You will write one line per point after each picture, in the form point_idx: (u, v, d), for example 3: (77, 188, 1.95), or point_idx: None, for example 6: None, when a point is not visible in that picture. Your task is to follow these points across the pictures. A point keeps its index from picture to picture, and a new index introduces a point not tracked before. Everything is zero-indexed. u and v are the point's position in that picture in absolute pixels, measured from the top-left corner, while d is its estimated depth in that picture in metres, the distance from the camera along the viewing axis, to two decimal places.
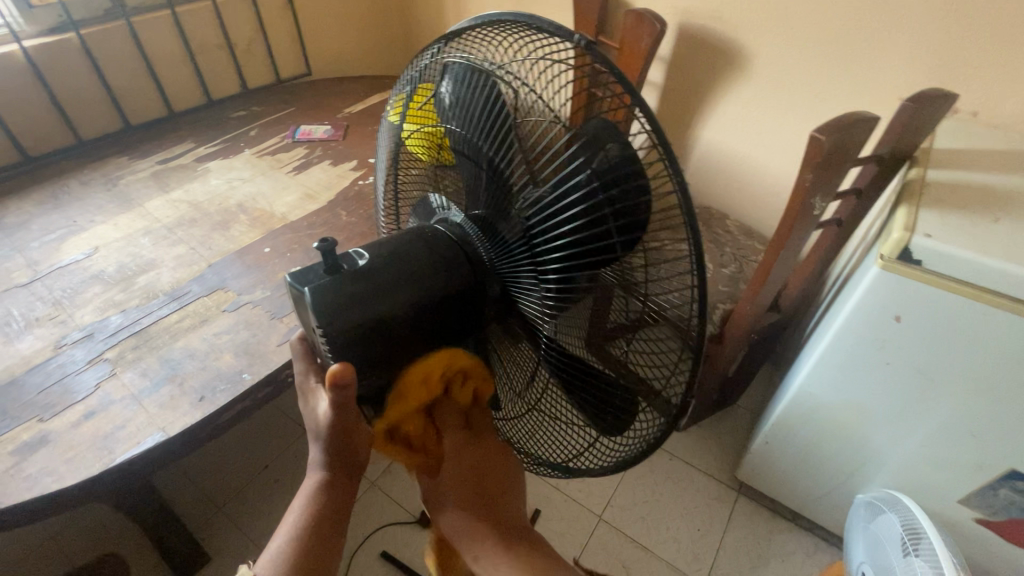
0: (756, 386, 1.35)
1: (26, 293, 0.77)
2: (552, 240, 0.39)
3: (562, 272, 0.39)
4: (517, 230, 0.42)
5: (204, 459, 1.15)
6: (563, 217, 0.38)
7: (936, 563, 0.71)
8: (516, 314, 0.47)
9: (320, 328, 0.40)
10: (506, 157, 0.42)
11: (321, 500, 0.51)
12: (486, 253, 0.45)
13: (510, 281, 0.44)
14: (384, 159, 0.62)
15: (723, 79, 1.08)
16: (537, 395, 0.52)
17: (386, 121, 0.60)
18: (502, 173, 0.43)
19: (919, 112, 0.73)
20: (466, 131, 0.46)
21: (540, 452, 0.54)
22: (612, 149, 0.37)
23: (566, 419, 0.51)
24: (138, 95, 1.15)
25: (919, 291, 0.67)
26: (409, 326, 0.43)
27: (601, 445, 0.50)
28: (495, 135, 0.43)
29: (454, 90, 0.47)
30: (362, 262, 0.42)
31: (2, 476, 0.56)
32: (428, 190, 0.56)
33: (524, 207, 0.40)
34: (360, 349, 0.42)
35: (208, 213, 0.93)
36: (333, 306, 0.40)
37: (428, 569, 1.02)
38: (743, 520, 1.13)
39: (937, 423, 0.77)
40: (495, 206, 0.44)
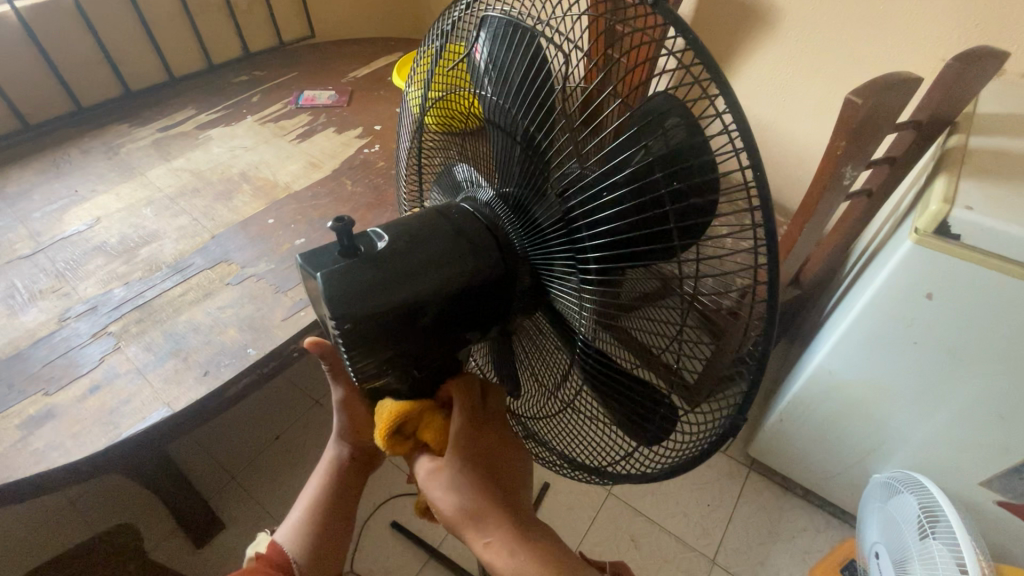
0: (772, 361, 1.33)
1: (29, 265, 0.76)
2: (596, 226, 0.36)
3: (604, 261, 0.37)
4: (554, 213, 0.39)
5: (216, 430, 1.16)
6: (609, 200, 0.35)
7: (954, 546, 0.69)
8: (552, 305, 0.44)
9: (332, 318, 0.37)
10: (545, 134, 0.38)
11: (333, 480, 0.53)
12: (518, 239, 0.42)
13: (544, 269, 0.42)
14: (407, 129, 0.58)
15: (749, 40, 1.01)
16: (569, 392, 0.47)
17: (412, 87, 0.56)
18: (540, 152, 0.39)
19: (965, 73, 0.67)
20: (498, 98, 0.42)
21: (571, 452, 0.50)
22: (674, 128, 0.32)
23: (600, 420, 0.47)
24: (137, 59, 1.11)
25: (954, 266, 0.63)
26: (432, 316, 0.40)
27: (641, 454, 0.44)
28: (534, 107, 0.39)
29: (491, 50, 0.42)
30: (381, 244, 0.39)
31: (9, 450, 0.56)
32: (452, 161, 0.52)
33: (565, 189, 0.37)
34: (382, 339, 0.39)
35: (210, 182, 0.90)
36: (350, 296, 0.37)
37: (437, 539, 1.04)
38: (754, 496, 1.12)
39: (965, 405, 0.74)
40: (529, 186, 0.41)
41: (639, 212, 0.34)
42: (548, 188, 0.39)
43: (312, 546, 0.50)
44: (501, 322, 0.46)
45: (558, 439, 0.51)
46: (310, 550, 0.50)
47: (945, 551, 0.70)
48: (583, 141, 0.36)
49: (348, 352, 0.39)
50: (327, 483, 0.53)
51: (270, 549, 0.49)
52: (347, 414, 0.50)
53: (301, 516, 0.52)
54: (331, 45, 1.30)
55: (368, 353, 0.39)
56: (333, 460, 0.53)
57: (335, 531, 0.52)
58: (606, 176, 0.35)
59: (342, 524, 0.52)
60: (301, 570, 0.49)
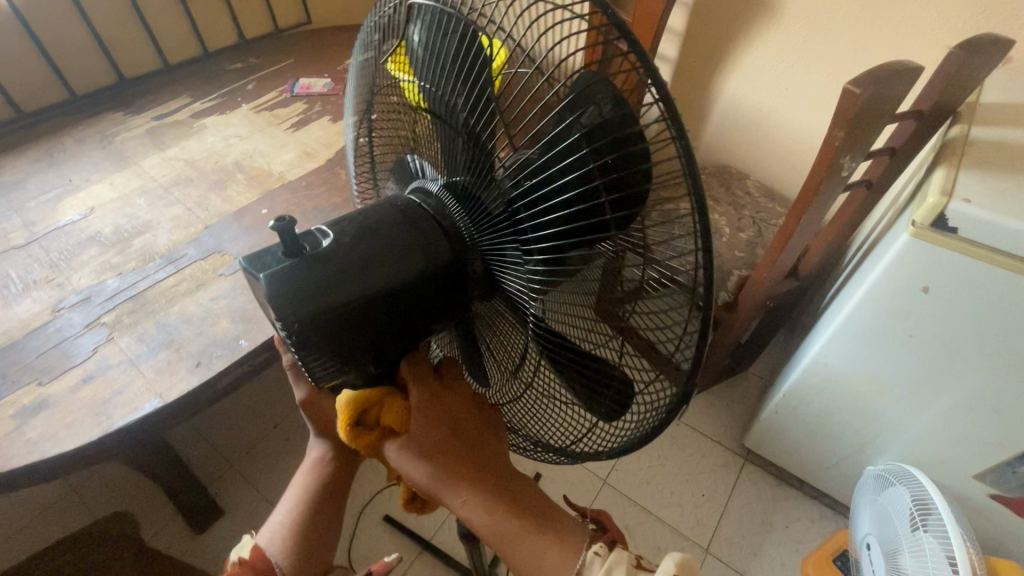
0: (769, 352, 1.32)
1: (24, 255, 0.76)
2: (540, 217, 0.35)
3: (546, 249, 0.36)
4: (500, 202, 0.38)
5: (215, 418, 1.17)
6: (550, 189, 0.34)
7: (944, 538, 0.69)
8: (505, 295, 0.43)
9: (280, 320, 0.36)
10: (484, 119, 0.38)
11: (311, 483, 0.53)
12: (465, 228, 0.41)
13: (494, 257, 0.41)
14: (352, 120, 0.57)
15: (750, 27, 0.99)
16: (529, 376, 0.48)
17: (353, 75, 0.55)
18: (482, 137, 0.39)
19: (969, 62, 0.66)
20: (438, 88, 0.41)
21: (536, 435, 0.51)
22: (603, 104, 0.32)
23: (560, 401, 0.47)
24: (130, 47, 1.10)
25: (951, 260, 0.62)
26: (382, 310, 0.39)
27: (600, 430, 0.46)
28: (473, 96, 0.39)
29: (426, 38, 0.41)
30: (326, 243, 0.38)
31: (4, 440, 0.57)
32: (402, 151, 0.52)
33: (509, 176, 0.37)
34: (331, 336, 0.38)
35: (205, 172, 0.90)
36: (296, 295, 0.36)
37: (433, 528, 1.05)
38: (748, 487, 1.13)
39: (958, 400, 0.74)
40: (474, 175, 0.40)
41: (578, 196, 0.33)
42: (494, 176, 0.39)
43: (292, 541, 0.51)
44: (456, 311, 0.45)
45: (521, 420, 0.52)
46: (289, 545, 0.51)
47: (936, 544, 0.70)
48: (523, 122, 0.36)
49: (300, 351, 0.39)
50: (305, 488, 0.53)
51: (251, 553, 0.49)
52: (314, 414, 0.50)
53: (282, 523, 0.52)
54: (328, 31, 1.29)
55: (323, 350, 0.39)
56: (310, 466, 0.54)
57: (315, 537, 0.52)
58: (545, 159, 0.34)
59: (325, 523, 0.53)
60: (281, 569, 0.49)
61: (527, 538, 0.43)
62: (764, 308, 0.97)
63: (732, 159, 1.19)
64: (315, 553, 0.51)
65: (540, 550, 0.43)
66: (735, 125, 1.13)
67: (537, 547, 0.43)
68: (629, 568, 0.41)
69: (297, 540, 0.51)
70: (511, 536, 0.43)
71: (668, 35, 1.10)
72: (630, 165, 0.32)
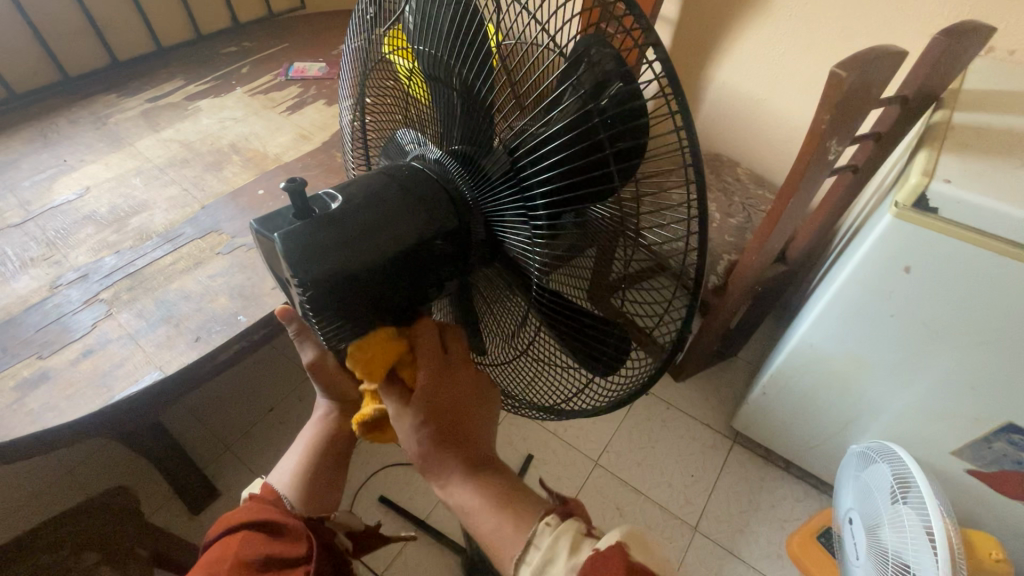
0: (758, 338, 1.35)
1: (19, 233, 0.76)
2: (541, 170, 0.36)
3: (552, 204, 0.37)
4: (501, 165, 0.39)
5: (210, 401, 1.18)
6: (548, 146, 0.35)
7: (922, 510, 0.72)
8: (506, 258, 0.44)
9: (294, 278, 0.37)
10: (484, 79, 0.39)
11: (321, 435, 0.55)
12: (470, 193, 0.42)
13: (496, 220, 0.42)
14: (348, 101, 0.58)
15: (742, 15, 1.01)
16: (527, 341, 0.49)
17: (349, 53, 0.56)
18: (484, 102, 0.39)
19: (952, 47, 0.68)
20: (438, 52, 0.42)
21: (531, 397, 0.52)
22: (606, 62, 0.33)
23: (556, 362, 0.49)
24: (123, 28, 1.10)
25: (931, 241, 0.65)
26: (390, 273, 0.40)
27: (596, 386, 0.49)
28: (473, 58, 0.39)
29: (425, 6, 0.41)
30: (334, 205, 0.39)
31: (5, 411, 0.57)
32: (399, 127, 0.53)
33: (511, 139, 0.38)
34: (341, 297, 0.39)
35: (200, 153, 0.90)
36: (309, 255, 0.37)
37: (427, 508, 1.07)
38: (737, 467, 1.16)
39: (936, 377, 0.77)
40: (476, 140, 0.41)
41: (580, 158, 0.34)
42: (497, 140, 0.40)
43: (303, 482, 0.52)
44: (461, 276, 0.46)
45: (517, 384, 0.53)
46: (301, 485, 0.52)
47: (915, 516, 0.73)
48: (524, 87, 0.36)
49: (312, 314, 0.40)
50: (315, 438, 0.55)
51: (262, 489, 0.51)
52: (319, 375, 0.51)
53: (291, 469, 0.54)
54: (322, 16, 1.28)
55: (334, 313, 0.39)
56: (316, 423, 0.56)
57: (322, 485, 0.53)
58: (545, 122, 0.35)
59: (332, 470, 0.55)
60: (292, 507, 0.51)
61: (486, 515, 0.43)
62: (753, 291, 0.99)
63: (723, 146, 1.20)
64: (322, 496, 0.53)
65: (496, 531, 0.43)
66: (727, 113, 1.15)
67: (496, 523, 0.43)
68: (576, 536, 0.39)
69: (305, 483, 0.52)
70: (474, 513, 0.44)
71: (662, 22, 1.11)
72: (632, 125, 0.33)
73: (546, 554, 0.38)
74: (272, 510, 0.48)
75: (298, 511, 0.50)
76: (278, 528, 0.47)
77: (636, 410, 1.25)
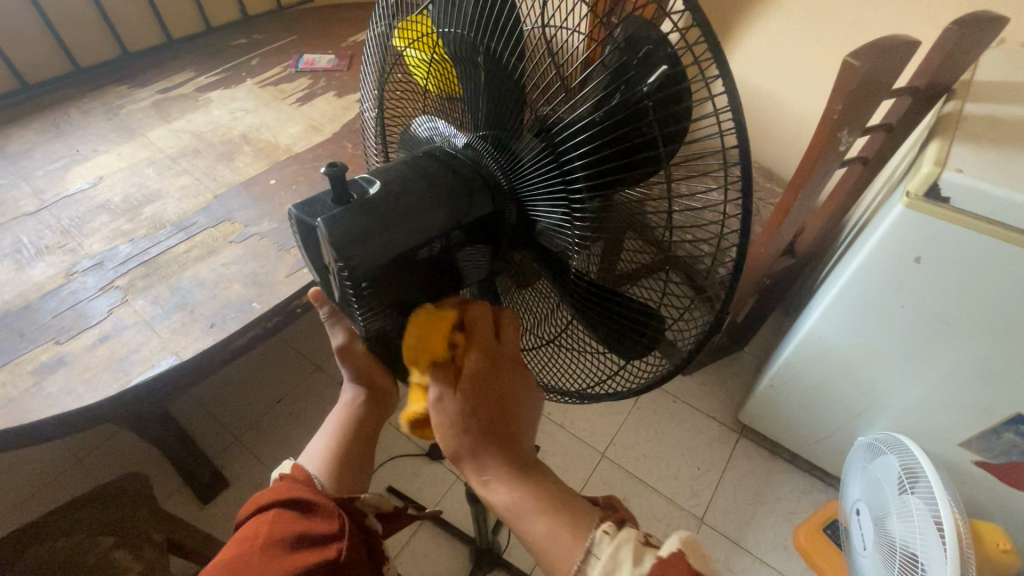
0: (765, 332, 1.35)
1: (34, 221, 0.77)
2: (580, 152, 0.36)
3: (592, 183, 0.37)
4: (537, 147, 0.39)
5: (218, 392, 1.18)
6: (586, 127, 0.35)
7: (930, 500, 0.72)
8: (537, 243, 0.44)
9: (337, 263, 0.37)
10: (518, 59, 0.39)
11: (348, 418, 0.55)
12: (503, 175, 0.42)
13: (529, 202, 0.42)
14: (369, 89, 0.57)
15: (752, 8, 1.01)
16: (558, 328, 0.51)
17: (371, 42, 0.55)
18: (517, 82, 0.40)
19: (965, 37, 0.68)
20: (468, 34, 0.42)
21: (557, 382, 0.53)
22: (654, 42, 0.32)
23: (585, 349, 0.50)
24: (134, 20, 1.10)
25: (941, 229, 0.65)
26: (421, 259, 0.40)
27: (626, 373, 0.49)
28: (506, 36, 0.40)
29: None
30: (373, 190, 0.39)
31: (24, 395, 0.58)
32: (419, 116, 0.52)
33: (549, 121, 0.38)
34: (381, 280, 0.38)
35: (211, 144, 0.91)
36: (353, 240, 0.36)
37: (434, 500, 1.07)
38: (743, 460, 1.16)
39: (949, 367, 0.77)
40: (506, 119, 0.41)
41: (621, 137, 0.35)
42: (527, 121, 0.40)
43: (336, 465, 0.53)
44: (492, 258, 0.46)
45: (543, 369, 0.54)
46: (335, 468, 0.53)
47: (923, 506, 0.73)
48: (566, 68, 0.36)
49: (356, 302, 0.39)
50: (343, 425, 0.55)
51: (293, 470, 0.50)
52: (348, 361, 0.51)
53: (322, 451, 0.54)
54: (331, 9, 1.28)
55: (368, 301, 0.39)
56: (344, 407, 0.56)
57: (352, 471, 0.54)
58: (585, 104, 0.35)
59: (363, 450, 0.55)
60: (324, 489, 0.51)
61: (535, 516, 0.42)
62: (761, 284, 0.99)
63: None
64: (352, 477, 0.53)
65: (549, 535, 0.41)
66: None
67: (549, 527, 0.41)
68: (637, 546, 0.37)
69: (336, 466, 0.53)
70: (523, 512, 0.42)
71: None
72: (676, 100, 0.33)
73: (608, 562, 0.37)
74: (304, 491, 0.48)
75: (330, 492, 0.51)
76: (307, 506, 0.47)
77: (642, 403, 1.25)
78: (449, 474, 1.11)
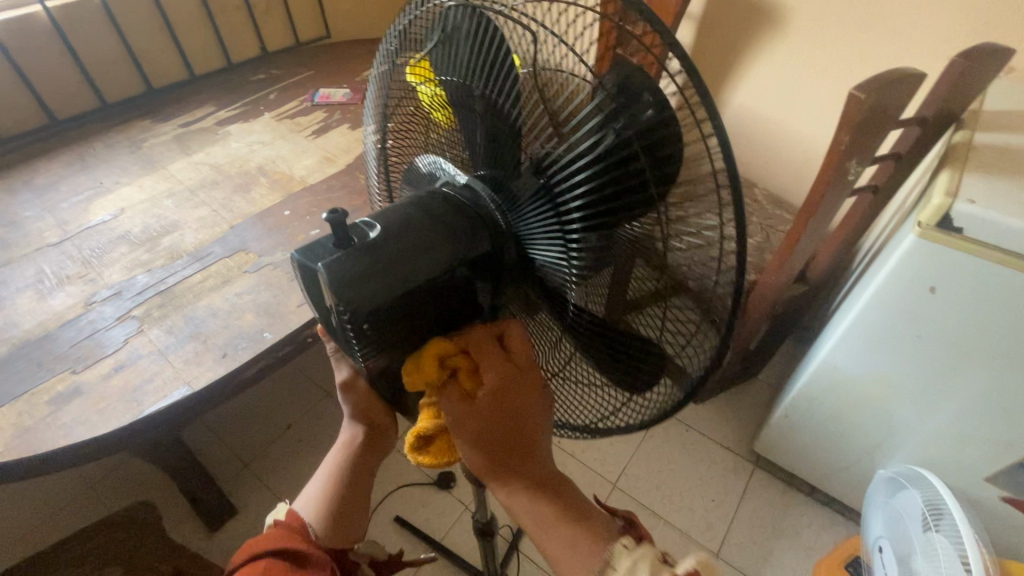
0: (778, 359, 1.33)
1: (57, 252, 0.79)
2: (575, 191, 0.37)
3: (587, 220, 0.37)
4: (531, 185, 0.40)
5: (229, 419, 1.19)
6: (579, 165, 0.36)
7: (956, 538, 0.70)
8: (537, 281, 0.45)
9: (337, 306, 0.37)
10: (512, 100, 0.40)
11: (344, 461, 0.55)
12: (501, 214, 0.43)
13: (528, 240, 0.42)
14: (373, 129, 0.59)
15: (758, 40, 1.02)
16: (561, 363, 0.51)
17: (372, 89, 0.57)
18: (514, 123, 0.41)
19: (971, 69, 0.68)
20: (465, 78, 0.43)
21: (563, 417, 0.53)
22: (643, 91, 0.33)
23: (589, 383, 0.50)
24: (159, 58, 1.15)
25: (952, 258, 0.64)
26: (416, 300, 0.39)
27: (632, 405, 0.48)
28: (500, 79, 0.41)
29: (445, 34, 0.43)
30: (373, 234, 0.39)
31: (40, 424, 0.59)
32: (422, 152, 0.54)
33: (543, 158, 0.38)
34: (379, 322, 0.38)
35: (229, 176, 0.93)
36: (355, 284, 0.37)
37: (442, 531, 1.06)
38: (759, 492, 1.13)
39: (966, 399, 0.75)
40: (505, 158, 0.42)
41: (616, 176, 0.35)
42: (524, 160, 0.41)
43: (333, 508, 0.53)
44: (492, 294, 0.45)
45: None
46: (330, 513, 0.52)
47: (948, 544, 0.70)
48: (558, 109, 0.37)
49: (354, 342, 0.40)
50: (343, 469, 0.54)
51: (288, 517, 0.50)
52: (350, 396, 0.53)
53: (317, 495, 0.54)
54: (347, 45, 1.33)
55: (371, 343, 0.39)
56: (342, 450, 0.56)
57: (350, 520, 0.53)
58: (578, 145, 0.35)
59: (359, 493, 0.55)
60: (317, 535, 0.51)
61: (557, 529, 0.43)
62: (772, 311, 0.98)
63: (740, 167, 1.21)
64: (347, 525, 0.53)
65: (571, 542, 0.42)
66: (744, 134, 1.15)
67: (571, 541, 0.42)
68: (654, 562, 0.39)
69: (333, 510, 0.53)
70: (548, 522, 0.43)
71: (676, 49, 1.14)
72: (664, 140, 0.33)
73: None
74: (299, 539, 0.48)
75: (322, 542, 0.50)
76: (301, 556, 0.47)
77: (653, 431, 1.23)
78: (458, 504, 1.09)
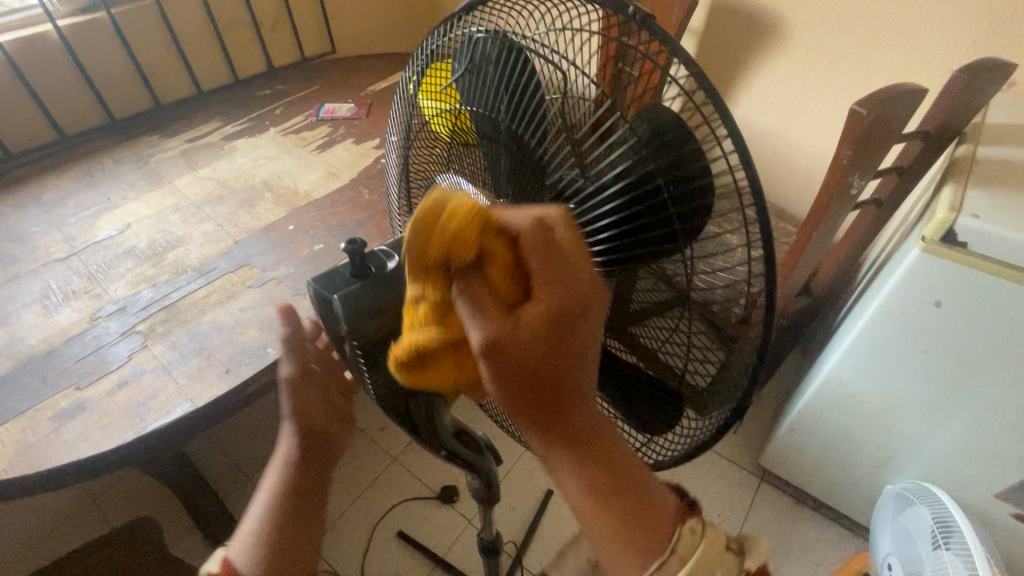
0: (784, 372, 1.32)
1: (63, 267, 0.80)
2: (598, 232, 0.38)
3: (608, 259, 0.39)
4: None
5: (232, 432, 1.19)
6: (605, 207, 0.37)
7: (967, 558, 0.68)
8: None
9: (349, 334, 0.40)
10: (537, 136, 0.41)
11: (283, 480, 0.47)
12: None
13: None
14: (396, 149, 0.60)
15: (759, 54, 1.03)
16: None
17: (396, 113, 0.58)
18: (537, 159, 0.41)
19: (973, 83, 0.68)
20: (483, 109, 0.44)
21: None
22: (671, 130, 0.34)
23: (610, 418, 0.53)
24: (167, 74, 1.17)
25: (957, 273, 0.64)
26: None
27: (657, 443, 0.50)
28: (525, 114, 0.41)
29: (471, 64, 0.44)
30: (389, 265, 0.42)
31: (43, 441, 0.59)
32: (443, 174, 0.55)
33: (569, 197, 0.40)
34: (389, 353, 0.41)
35: (235, 190, 0.94)
36: (366, 315, 0.40)
37: (444, 547, 1.05)
38: (765, 507, 1.12)
39: (975, 414, 0.74)
40: (528, 193, 0.43)
41: (643, 215, 0.36)
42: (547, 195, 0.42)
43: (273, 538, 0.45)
44: None
45: None
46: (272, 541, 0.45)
47: (959, 563, 0.69)
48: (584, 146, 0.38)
49: (367, 370, 0.42)
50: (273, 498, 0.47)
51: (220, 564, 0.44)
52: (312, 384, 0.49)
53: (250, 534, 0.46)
54: (352, 60, 1.34)
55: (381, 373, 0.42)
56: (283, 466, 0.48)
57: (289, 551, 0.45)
58: (606, 187, 0.37)
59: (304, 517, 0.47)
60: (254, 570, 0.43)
61: (599, 513, 0.36)
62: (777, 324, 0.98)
63: None
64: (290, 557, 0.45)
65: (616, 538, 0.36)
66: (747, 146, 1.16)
67: (614, 521, 0.36)
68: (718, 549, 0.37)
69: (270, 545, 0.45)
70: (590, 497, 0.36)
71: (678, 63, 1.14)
72: (693, 182, 0.34)
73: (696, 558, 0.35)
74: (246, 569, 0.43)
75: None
76: None
77: None
78: (461, 519, 1.09)
